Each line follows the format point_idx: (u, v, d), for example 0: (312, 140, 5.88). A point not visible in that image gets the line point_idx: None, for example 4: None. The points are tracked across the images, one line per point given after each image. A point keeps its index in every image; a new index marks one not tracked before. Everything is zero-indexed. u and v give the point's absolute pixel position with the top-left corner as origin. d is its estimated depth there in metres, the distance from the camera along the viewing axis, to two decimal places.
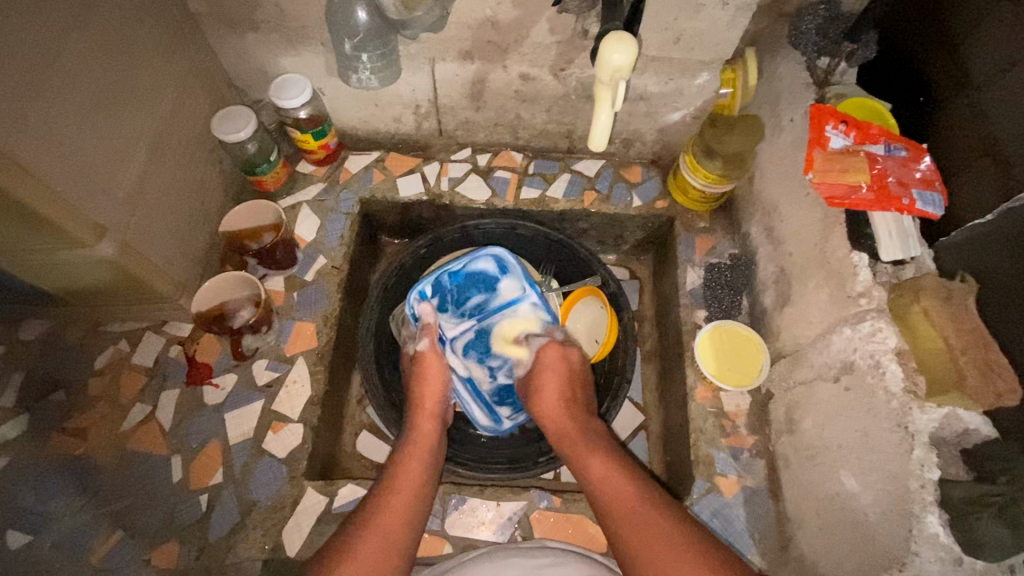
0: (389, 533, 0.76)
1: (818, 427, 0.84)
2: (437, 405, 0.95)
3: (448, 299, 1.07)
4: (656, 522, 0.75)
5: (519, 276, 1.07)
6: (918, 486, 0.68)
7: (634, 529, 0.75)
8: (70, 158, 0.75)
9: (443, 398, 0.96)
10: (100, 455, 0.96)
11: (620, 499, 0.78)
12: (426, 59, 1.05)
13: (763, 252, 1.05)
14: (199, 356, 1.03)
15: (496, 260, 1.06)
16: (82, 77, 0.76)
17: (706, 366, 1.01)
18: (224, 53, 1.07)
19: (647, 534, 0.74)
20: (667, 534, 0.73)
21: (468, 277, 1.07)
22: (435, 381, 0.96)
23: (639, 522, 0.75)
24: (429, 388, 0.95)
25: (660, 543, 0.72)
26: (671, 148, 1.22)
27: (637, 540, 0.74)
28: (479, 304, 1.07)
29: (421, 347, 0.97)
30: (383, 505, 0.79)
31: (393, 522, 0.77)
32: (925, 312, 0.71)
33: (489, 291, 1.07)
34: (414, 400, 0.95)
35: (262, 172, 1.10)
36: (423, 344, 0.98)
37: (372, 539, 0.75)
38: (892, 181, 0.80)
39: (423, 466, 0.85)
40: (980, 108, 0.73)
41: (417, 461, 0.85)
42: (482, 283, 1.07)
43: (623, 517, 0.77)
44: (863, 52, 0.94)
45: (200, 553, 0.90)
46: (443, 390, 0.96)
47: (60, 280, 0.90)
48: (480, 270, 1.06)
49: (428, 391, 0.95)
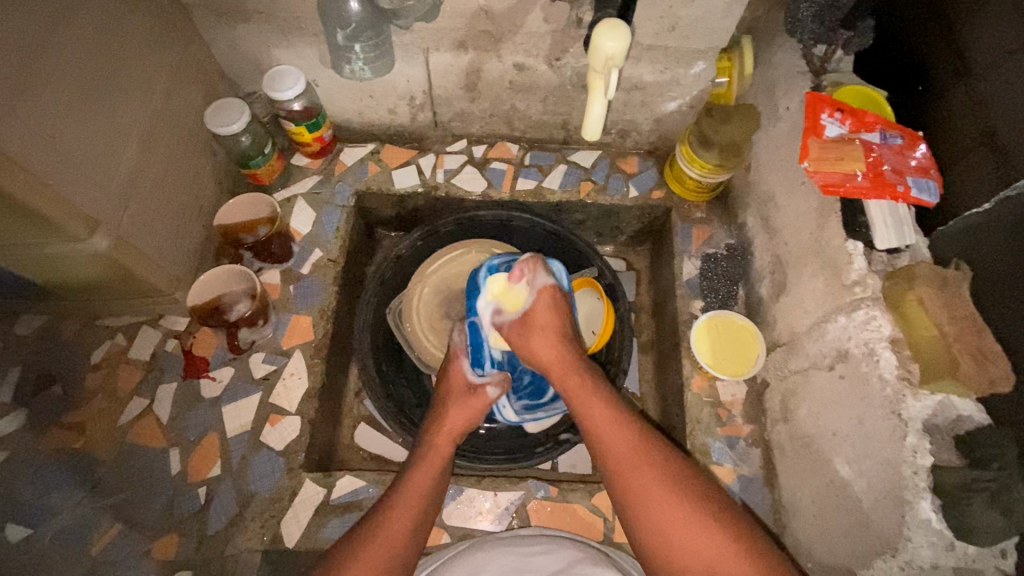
0: (395, 536, 0.74)
1: (813, 415, 0.85)
2: (463, 428, 0.91)
3: None
4: (666, 489, 0.71)
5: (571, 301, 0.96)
6: (911, 473, 0.68)
7: (659, 519, 0.70)
8: (61, 149, 0.74)
9: (471, 422, 0.92)
10: (98, 449, 0.96)
11: (628, 455, 0.75)
12: (420, 50, 1.04)
13: (759, 241, 1.05)
14: (196, 350, 1.04)
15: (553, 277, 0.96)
16: (70, 68, 0.75)
17: (703, 357, 1.01)
18: (216, 44, 1.06)
19: (670, 523, 0.69)
20: (684, 512, 0.69)
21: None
22: (466, 409, 0.92)
23: (664, 512, 0.70)
24: (456, 411, 0.91)
25: (674, 521, 0.69)
26: (667, 138, 1.22)
27: (648, 502, 0.71)
28: None
29: (490, 395, 0.94)
30: (388, 513, 0.76)
31: (399, 528, 0.75)
32: (919, 300, 0.71)
33: None
34: (438, 418, 0.91)
35: (256, 165, 1.10)
36: (491, 391, 0.94)
37: (376, 550, 0.72)
38: (887, 169, 0.80)
39: (434, 472, 0.83)
40: (979, 96, 0.72)
41: (428, 472, 0.83)
42: None
43: (625, 471, 0.74)
44: (860, 39, 0.93)
45: (199, 544, 0.91)
46: (470, 417, 0.92)
47: (54, 274, 0.89)
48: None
49: (456, 414, 0.91)
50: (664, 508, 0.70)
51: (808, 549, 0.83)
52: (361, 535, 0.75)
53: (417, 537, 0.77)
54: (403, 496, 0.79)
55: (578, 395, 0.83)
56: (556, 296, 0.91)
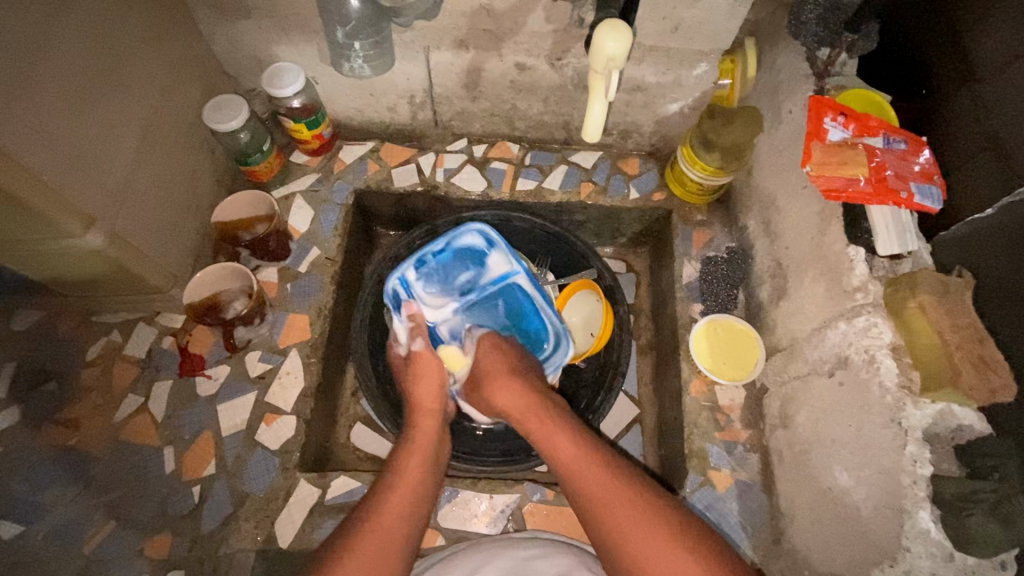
0: (390, 525, 0.74)
1: (812, 421, 0.84)
2: (437, 400, 0.92)
3: (436, 278, 1.04)
4: (645, 513, 0.71)
5: (502, 250, 1.03)
6: (910, 482, 0.67)
7: (639, 530, 0.69)
8: (57, 146, 0.74)
9: (444, 394, 0.93)
10: (92, 446, 0.96)
11: (605, 490, 0.74)
12: (421, 48, 1.03)
13: (760, 245, 1.04)
14: (192, 347, 1.03)
15: (480, 235, 1.02)
16: (66, 63, 0.74)
17: (702, 361, 1.01)
18: (216, 40, 1.06)
19: (654, 530, 0.69)
20: (666, 534, 0.69)
21: (456, 256, 1.04)
22: (433, 377, 0.93)
23: (643, 521, 0.70)
24: (427, 385, 0.93)
25: (658, 528, 0.69)
26: (669, 140, 1.21)
27: (622, 534, 0.70)
28: (472, 280, 1.05)
29: (415, 348, 0.95)
30: (377, 506, 0.75)
31: (393, 517, 0.75)
32: (921, 308, 0.70)
33: (478, 267, 1.05)
34: (412, 399, 0.92)
35: (255, 162, 1.09)
36: (416, 345, 0.96)
37: (371, 538, 0.72)
38: (891, 174, 0.78)
39: (421, 463, 0.82)
40: (983, 101, 0.71)
41: (414, 458, 0.83)
42: (471, 260, 1.04)
43: (591, 496, 0.74)
44: (863, 43, 0.91)
45: (192, 544, 0.90)
46: (440, 388, 0.93)
47: (50, 271, 0.89)
48: (467, 246, 1.03)
49: (425, 390, 0.92)
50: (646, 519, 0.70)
51: (804, 556, 0.82)
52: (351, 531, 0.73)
53: (415, 520, 0.77)
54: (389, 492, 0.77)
55: (541, 431, 0.82)
56: (493, 343, 0.97)
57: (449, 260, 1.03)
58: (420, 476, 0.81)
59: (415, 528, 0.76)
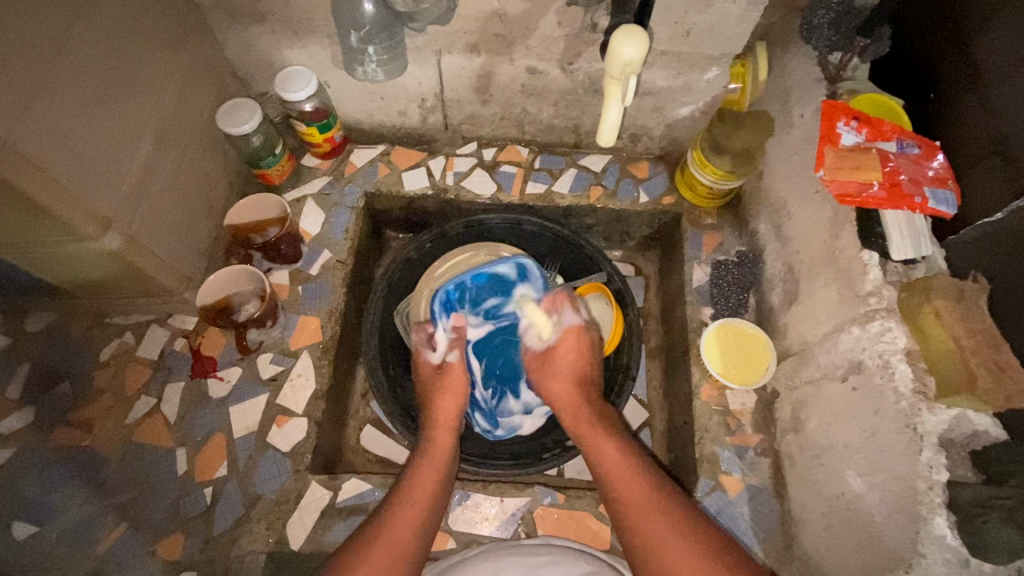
0: (402, 535, 0.74)
1: (824, 425, 0.84)
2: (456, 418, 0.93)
3: (467, 299, 1.06)
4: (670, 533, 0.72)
5: (538, 285, 1.07)
6: (926, 488, 0.67)
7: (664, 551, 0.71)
8: (75, 150, 0.74)
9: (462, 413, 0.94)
10: (104, 448, 0.96)
11: (638, 497, 0.76)
12: (432, 52, 1.04)
13: (771, 249, 1.04)
14: (204, 349, 1.04)
15: (518, 266, 1.08)
16: (85, 68, 0.75)
17: (713, 365, 1.00)
18: (229, 44, 1.06)
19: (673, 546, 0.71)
20: (685, 548, 0.70)
21: (490, 280, 1.07)
22: (456, 394, 0.94)
23: (667, 543, 0.71)
24: (448, 402, 0.93)
25: (676, 547, 0.70)
26: (679, 144, 1.21)
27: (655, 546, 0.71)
28: (496, 308, 1.06)
29: (450, 360, 0.98)
30: (392, 517, 0.76)
31: (406, 530, 0.75)
32: (936, 312, 0.70)
33: (507, 295, 1.07)
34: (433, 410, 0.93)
35: (267, 165, 1.10)
36: (451, 356, 0.99)
37: (381, 548, 0.72)
38: (904, 179, 0.79)
39: (436, 477, 0.83)
40: (991, 105, 0.72)
41: (429, 473, 0.83)
42: (501, 287, 1.07)
43: (629, 510, 0.76)
44: (876, 48, 0.92)
45: (204, 545, 0.90)
46: (461, 404, 0.94)
47: (65, 273, 0.89)
48: (500, 274, 1.07)
49: (446, 405, 0.93)
50: (670, 540, 0.71)
51: (817, 561, 0.82)
52: (366, 537, 0.74)
53: (425, 533, 0.77)
54: (404, 504, 0.78)
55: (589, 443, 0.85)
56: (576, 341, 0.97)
57: (483, 286, 1.07)
58: (434, 491, 0.81)
59: (424, 541, 0.76)
